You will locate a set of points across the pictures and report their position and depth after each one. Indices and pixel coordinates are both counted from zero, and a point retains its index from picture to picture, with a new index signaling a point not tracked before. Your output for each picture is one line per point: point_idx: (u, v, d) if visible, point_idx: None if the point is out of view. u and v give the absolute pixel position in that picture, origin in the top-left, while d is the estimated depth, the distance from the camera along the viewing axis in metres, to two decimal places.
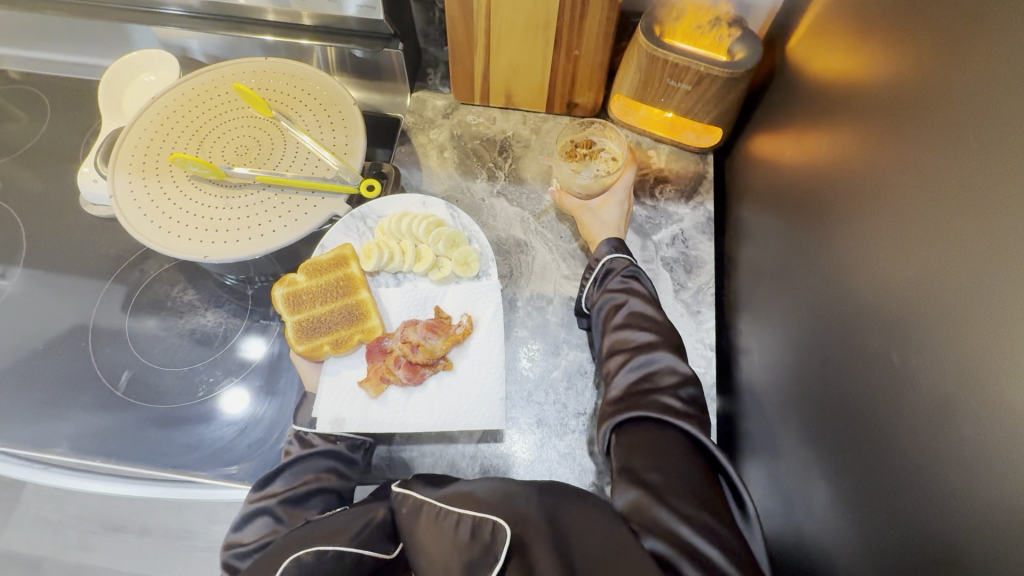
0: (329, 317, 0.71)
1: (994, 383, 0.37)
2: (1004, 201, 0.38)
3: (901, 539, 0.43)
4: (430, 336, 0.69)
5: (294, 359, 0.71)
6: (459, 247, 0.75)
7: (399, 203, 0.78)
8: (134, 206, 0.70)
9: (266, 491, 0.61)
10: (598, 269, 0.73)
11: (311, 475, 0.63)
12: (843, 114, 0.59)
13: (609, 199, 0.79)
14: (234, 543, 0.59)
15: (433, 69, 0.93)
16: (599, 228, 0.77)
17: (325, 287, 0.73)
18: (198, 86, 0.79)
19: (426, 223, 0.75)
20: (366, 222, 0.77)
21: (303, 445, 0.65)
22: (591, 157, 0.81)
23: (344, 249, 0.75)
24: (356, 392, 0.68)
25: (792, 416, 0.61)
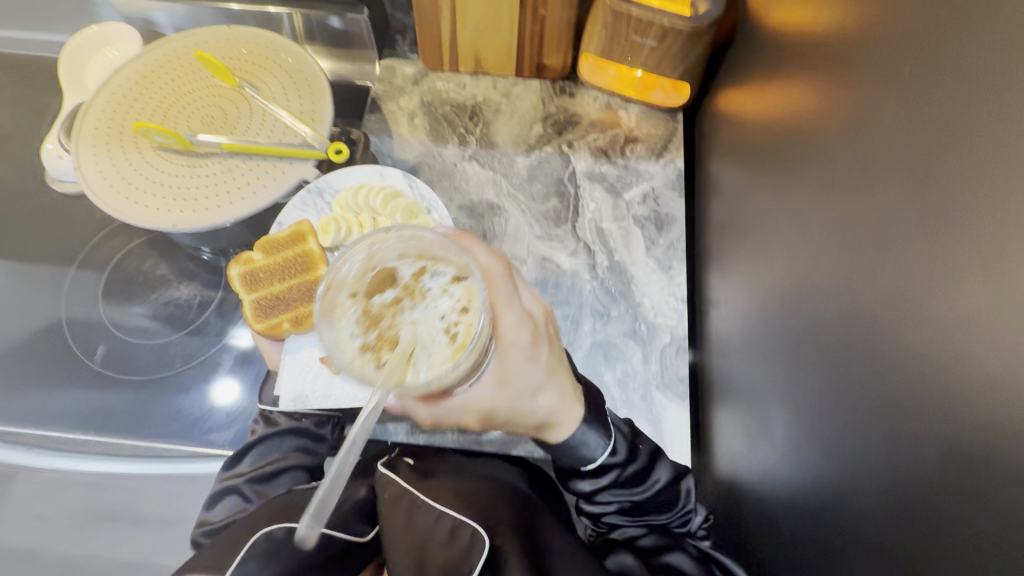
0: (288, 294, 0.70)
1: (935, 301, 0.38)
2: (948, 128, 0.39)
3: (855, 459, 0.45)
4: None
5: (256, 338, 0.71)
6: (419, 218, 0.74)
7: (356, 176, 0.76)
8: (99, 176, 0.70)
9: (233, 470, 0.66)
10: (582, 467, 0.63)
11: (277, 454, 0.66)
12: (804, 62, 0.60)
13: (507, 351, 0.58)
14: (205, 521, 0.64)
15: (401, 36, 0.92)
16: (527, 418, 0.60)
17: (283, 265, 0.72)
18: (159, 55, 0.77)
19: (384, 195, 0.74)
20: (324, 197, 0.75)
21: (268, 424, 0.68)
22: (421, 295, 0.57)
23: (302, 225, 0.73)
24: (319, 368, 0.68)
25: (759, 359, 0.63)
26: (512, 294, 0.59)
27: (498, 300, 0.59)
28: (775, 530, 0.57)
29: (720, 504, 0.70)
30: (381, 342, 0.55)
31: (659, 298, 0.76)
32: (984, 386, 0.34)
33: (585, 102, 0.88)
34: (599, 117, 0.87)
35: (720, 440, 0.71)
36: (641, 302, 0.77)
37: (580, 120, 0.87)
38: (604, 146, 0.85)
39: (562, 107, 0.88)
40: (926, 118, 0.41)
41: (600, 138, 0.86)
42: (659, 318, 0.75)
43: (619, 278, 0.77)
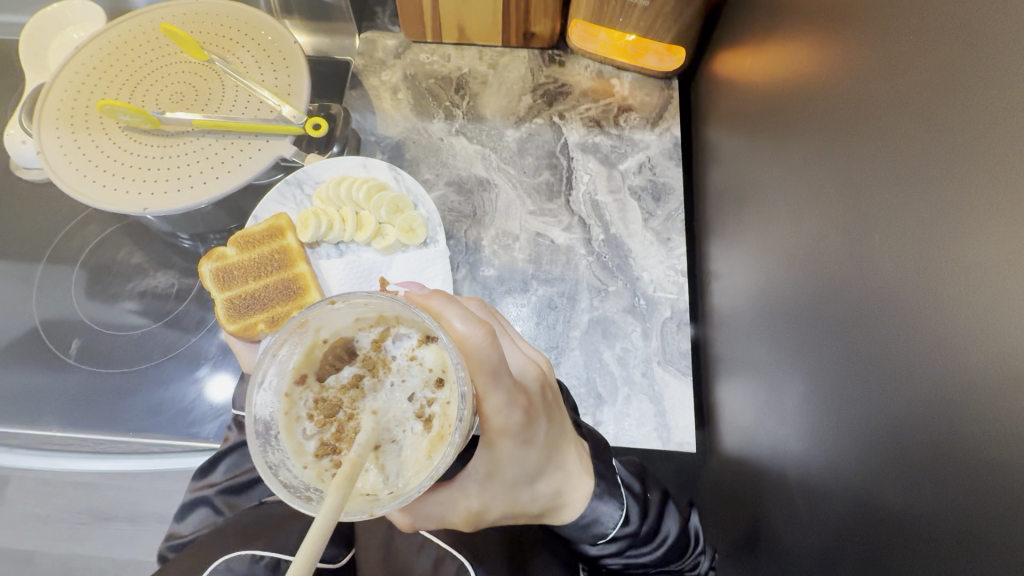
0: (265, 292, 0.68)
1: (959, 249, 0.35)
2: (969, 61, 0.36)
3: (869, 424, 0.42)
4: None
5: (229, 339, 0.68)
6: (403, 213, 0.71)
7: (338, 168, 0.73)
8: (62, 159, 0.66)
9: (205, 480, 0.61)
10: (579, 530, 0.53)
11: (252, 463, 0.61)
12: (805, 13, 0.56)
13: (498, 439, 0.44)
14: (173, 535, 0.59)
15: (382, 7, 0.88)
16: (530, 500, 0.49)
17: (258, 261, 0.69)
18: (123, 30, 0.73)
19: (367, 188, 0.71)
20: (303, 189, 0.73)
21: (242, 431, 0.63)
22: (387, 370, 0.44)
23: (281, 219, 0.71)
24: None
25: (765, 329, 0.60)
26: (500, 365, 0.42)
27: (478, 379, 0.42)
28: (783, 505, 0.54)
29: (725, 482, 0.68)
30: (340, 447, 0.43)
31: (657, 271, 0.74)
32: (1013, 338, 0.31)
33: (576, 71, 0.84)
34: (591, 86, 0.84)
35: (726, 417, 0.68)
36: (640, 276, 0.74)
37: (571, 90, 0.83)
38: (597, 116, 0.82)
39: (552, 76, 0.84)
40: (945, 57, 0.38)
41: (593, 107, 0.82)
42: (658, 292, 0.72)
43: (615, 252, 0.74)
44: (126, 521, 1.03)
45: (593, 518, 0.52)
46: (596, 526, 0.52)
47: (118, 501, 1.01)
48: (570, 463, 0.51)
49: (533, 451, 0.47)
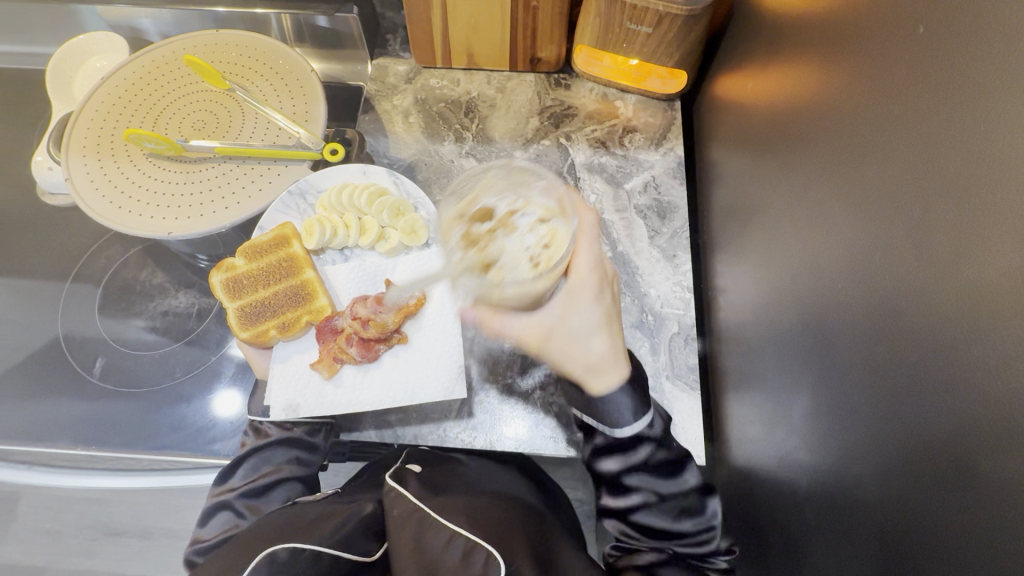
0: (273, 300, 0.68)
1: (959, 273, 0.37)
2: (961, 95, 0.38)
3: (874, 440, 0.43)
4: (379, 311, 0.66)
5: (241, 346, 0.68)
6: (405, 215, 0.73)
7: (338, 175, 0.73)
8: (90, 186, 0.68)
9: (226, 485, 0.62)
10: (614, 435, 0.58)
11: (270, 467, 0.62)
12: (803, 42, 0.59)
13: (578, 287, 0.56)
14: (197, 540, 0.60)
15: (392, 35, 0.91)
16: (582, 347, 0.58)
17: (267, 269, 0.70)
18: (147, 62, 0.76)
19: (368, 193, 0.72)
20: (307, 199, 0.72)
21: (258, 436, 0.64)
22: (506, 227, 0.51)
23: (286, 227, 0.71)
24: (309, 376, 0.65)
25: (770, 345, 0.62)
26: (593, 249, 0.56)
27: (581, 240, 0.55)
28: (792, 514, 0.55)
29: (733, 495, 0.69)
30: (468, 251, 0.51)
31: (664, 288, 0.76)
32: (1008, 356, 0.33)
33: (581, 94, 0.87)
34: (596, 108, 0.86)
35: (733, 428, 0.70)
36: (647, 293, 0.76)
37: (577, 112, 0.86)
38: (602, 137, 0.84)
39: (558, 99, 0.87)
40: (934, 87, 0.40)
41: (598, 129, 0.85)
42: (665, 308, 0.74)
43: (622, 269, 0.76)
44: (135, 537, 1.06)
45: (619, 410, 0.57)
46: (621, 428, 0.57)
47: (128, 517, 1.03)
48: (615, 336, 0.58)
49: (597, 300, 0.57)
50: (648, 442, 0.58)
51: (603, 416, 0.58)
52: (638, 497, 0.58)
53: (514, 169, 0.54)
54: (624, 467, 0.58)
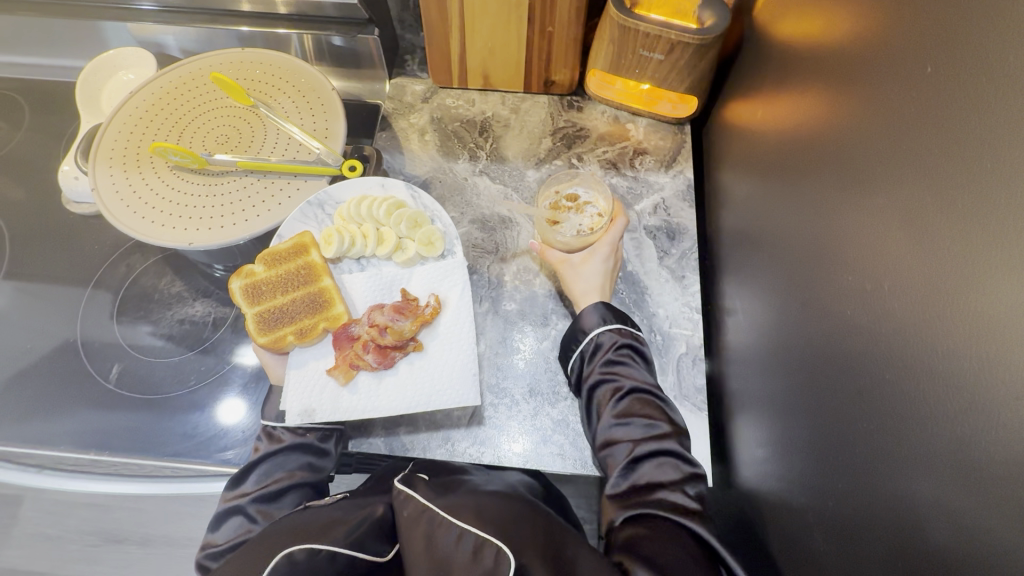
0: (292, 306, 0.70)
1: (967, 303, 0.37)
2: (967, 130, 0.39)
3: (882, 465, 0.44)
4: (396, 319, 0.68)
5: (258, 352, 0.69)
6: (422, 227, 0.75)
7: (357, 186, 0.76)
8: (115, 197, 0.70)
9: (238, 490, 0.62)
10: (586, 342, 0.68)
11: (283, 472, 0.63)
12: (812, 72, 0.61)
13: (601, 240, 0.73)
14: (208, 544, 0.60)
15: (410, 56, 0.94)
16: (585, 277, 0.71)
17: (286, 276, 0.71)
18: (174, 78, 0.79)
19: (386, 205, 0.74)
20: (325, 209, 0.74)
21: (271, 441, 0.65)
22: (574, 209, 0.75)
23: (304, 236, 0.72)
24: (325, 382, 0.67)
25: (778, 368, 0.63)
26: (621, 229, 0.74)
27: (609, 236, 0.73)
28: (799, 538, 0.55)
29: (740, 518, 0.69)
30: (553, 208, 0.75)
31: (672, 308, 0.76)
32: (1015, 387, 0.33)
33: (593, 116, 0.89)
34: (608, 130, 0.88)
35: (741, 449, 0.70)
36: (656, 312, 0.76)
37: (589, 133, 0.88)
38: (613, 158, 0.86)
39: (570, 121, 0.89)
40: (939, 119, 0.42)
41: (609, 150, 0.87)
42: (674, 328, 0.75)
43: (632, 288, 0.77)
44: (136, 544, 1.06)
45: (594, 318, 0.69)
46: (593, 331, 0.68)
47: (128, 524, 1.04)
48: (609, 281, 0.73)
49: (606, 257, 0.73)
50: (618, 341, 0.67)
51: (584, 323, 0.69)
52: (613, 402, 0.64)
53: (595, 177, 0.77)
54: (598, 371, 0.66)
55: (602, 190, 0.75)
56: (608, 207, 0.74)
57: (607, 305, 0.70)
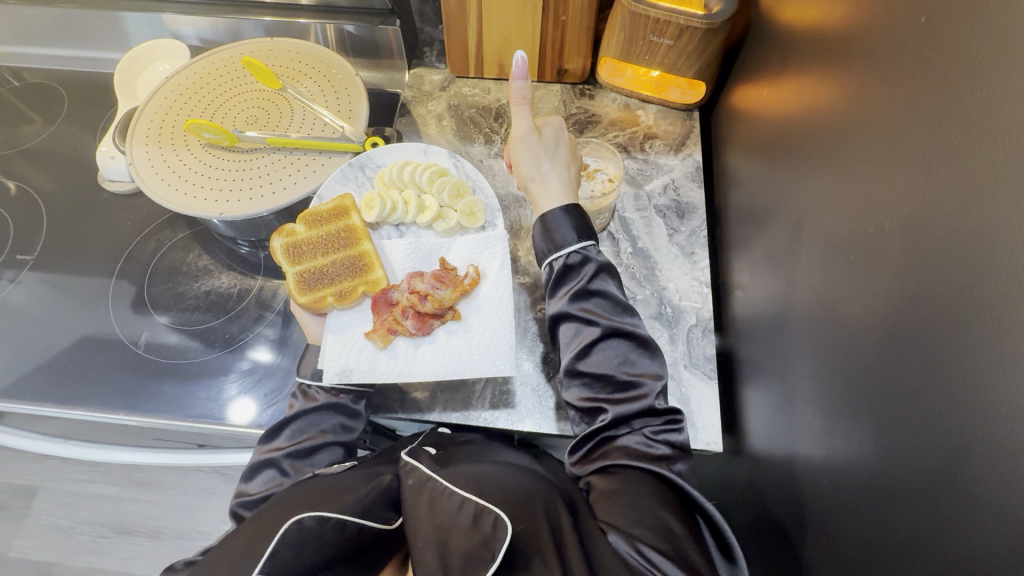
0: (331, 268, 0.73)
1: (959, 246, 0.39)
2: (958, 85, 0.42)
3: (885, 410, 0.45)
4: (436, 287, 0.69)
5: (297, 311, 0.73)
6: (464, 197, 0.77)
7: (399, 153, 0.79)
8: (150, 171, 0.74)
9: (272, 444, 0.66)
10: (557, 266, 0.68)
11: (316, 431, 0.66)
12: (815, 49, 0.64)
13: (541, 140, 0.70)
14: (242, 493, 0.64)
15: (429, 47, 0.98)
16: (531, 162, 0.69)
17: (326, 238, 0.75)
18: (208, 64, 0.83)
19: (429, 172, 0.77)
20: (365, 171, 0.78)
21: (306, 399, 0.68)
22: (586, 176, 0.79)
23: (345, 200, 0.76)
24: (363, 345, 0.69)
25: (785, 336, 0.64)
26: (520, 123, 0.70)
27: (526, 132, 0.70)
28: (805, 494, 0.56)
29: (750, 485, 0.70)
30: None
31: (683, 281, 0.79)
32: (1005, 319, 0.35)
33: (605, 103, 0.93)
34: (618, 116, 0.92)
35: (749, 418, 0.71)
36: (666, 286, 0.79)
37: (600, 119, 0.92)
38: (624, 142, 0.89)
39: (582, 107, 0.93)
40: (936, 73, 0.44)
41: (619, 135, 0.90)
42: (684, 301, 0.77)
43: (643, 263, 0.80)
44: None
45: (558, 223, 0.68)
46: (559, 253, 0.68)
47: None
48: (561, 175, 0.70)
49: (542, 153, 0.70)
50: (591, 267, 0.67)
51: (551, 238, 0.68)
52: (583, 340, 0.65)
53: (605, 146, 0.80)
54: (569, 302, 0.66)
55: (611, 157, 0.79)
56: (619, 172, 0.78)
57: (571, 208, 0.69)
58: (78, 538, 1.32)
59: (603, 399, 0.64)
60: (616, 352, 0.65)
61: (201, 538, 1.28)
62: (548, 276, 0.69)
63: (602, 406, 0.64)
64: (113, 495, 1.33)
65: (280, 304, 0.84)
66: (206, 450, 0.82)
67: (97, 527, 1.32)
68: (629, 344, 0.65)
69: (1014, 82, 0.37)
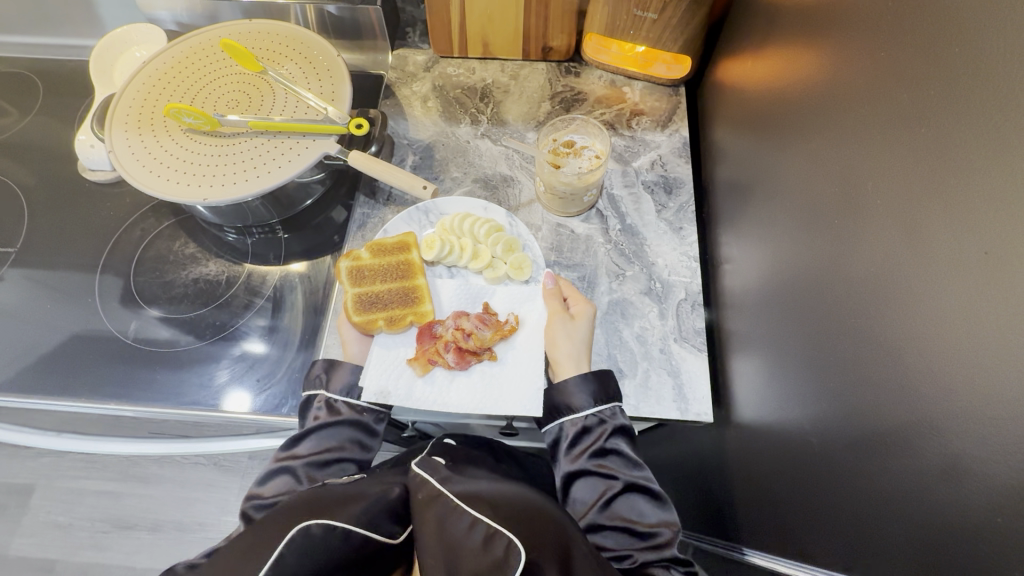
0: (387, 295, 0.73)
1: (945, 210, 0.39)
2: (942, 49, 0.41)
3: (871, 374, 0.46)
4: (480, 325, 0.70)
5: (345, 328, 0.73)
6: (515, 253, 0.77)
7: (462, 204, 0.80)
8: (131, 158, 0.73)
9: (292, 451, 0.66)
10: (573, 427, 0.65)
11: (335, 444, 0.66)
12: (799, 18, 0.63)
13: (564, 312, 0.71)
14: (256, 496, 0.63)
15: (411, 28, 0.97)
16: (564, 340, 0.68)
17: (386, 268, 0.75)
18: (186, 48, 0.82)
19: (488, 225, 0.77)
20: (428, 217, 0.80)
21: (330, 411, 0.67)
22: (573, 153, 0.79)
23: (409, 237, 0.77)
24: (403, 369, 0.69)
25: (769, 307, 0.66)
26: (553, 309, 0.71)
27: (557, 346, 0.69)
28: (792, 461, 0.58)
29: (739, 453, 0.71)
30: (554, 155, 0.79)
31: (672, 256, 0.79)
32: (992, 280, 0.35)
33: (590, 80, 0.92)
34: (604, 93, 0.91)
35: (738, 389, 0.72)
36: (655, 262, 0.79)
37: (586, 97, 0.91)
38: (611, 119, 0.89)
39: (568, 85, 0.92)
40: (931, 28, 0.43)
41: (606, 112, 0.90)
42: (673, 276, 0.78)
43: (632, 240, 0.80)
44: None
45: (575, 389, 0.66)
46: (580, 415, 0.65)
47: None
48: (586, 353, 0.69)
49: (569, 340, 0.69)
50: (606, 427, 0.65)
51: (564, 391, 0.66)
52: (601, 496, 0.62)
53: (591, 122, 0.80)
54: (587, 461, 0.64)
55: (598, 133, 0.79)
56: (605, 148, 0.78)
57: (595, 376, 0.67)
58: (78, 534, 1.32)
59: (621, 552, 0.60)
60: (636, 507, 0.62)
61: (202, 530, 1.28)
62: (556, 435, 0.67)
63: (627, 555, 0.59)
64: (110, 490, 1.34)
65: (269, 290, 0.84)
66: (200, 440, 0.82)
67: (96, 522, 1.32)
68: (644, 498, 0.62)
69: (1011, 35, 0.36)
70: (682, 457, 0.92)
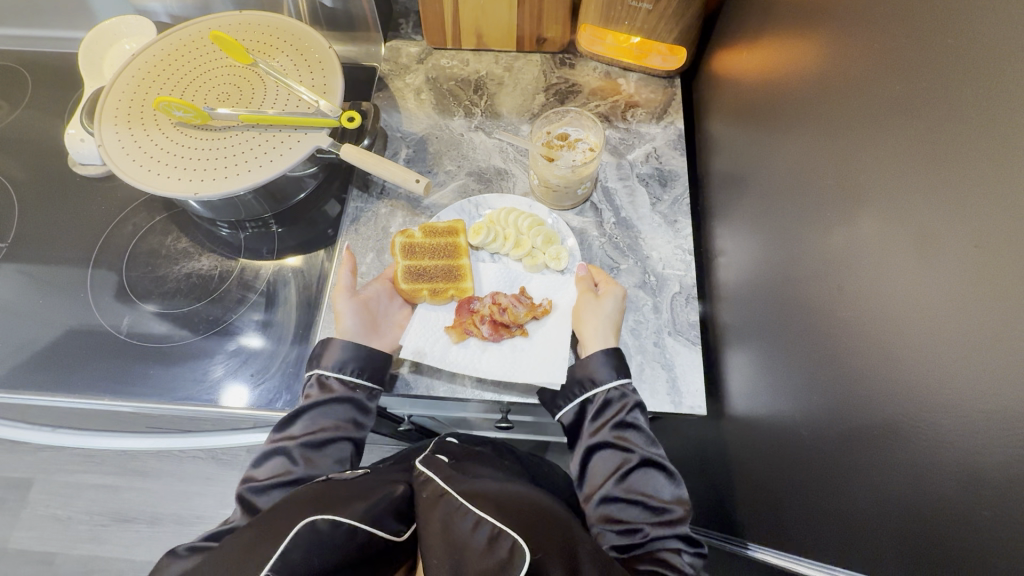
0: (434, 268, 0.75)
1: (937, 201, 0.39)
2: (935, 39, 0.41)
3: (862, 366, 0.46)
4: (517, 303, 0.72)
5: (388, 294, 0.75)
6: (554, 245, 0.77)
7: (510, 199, 0.81)
8: (121, 152, 0.72)
9: (286, 432, 0.65)
10: (596, 401, 0.65)
11: (330, 422, 0.65)
12: (795, 8, 0.63)
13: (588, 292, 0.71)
14: (250, 479, 0.62)
15: (404, 19, 0.96)
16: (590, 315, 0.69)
17: (434, 247, 0.77)
18: (175, 40, 0.81)
19: (533, 220, 0.78)
20: (479, 210, 0.81)
21: (322, 389, 0.67)
22: (567, 146, 0.78)
23: (459, 224, 0.78)
24: (440, 334, 0.72)
25: (764, 299, 0.65)
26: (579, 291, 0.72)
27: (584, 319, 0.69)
28: (785, 453, 0.58)
29: (733, 446, 0.71)
30: (547, 147, 0.78)
31: (666, 249, 0.79)
32: (985, 271, 0.35)
33: (585, 72, 0.91)
34: (599, 85, 0.91)
35: (731, 381, 0.72)
36: (649, 255, 0.79)
37: (581, 89, 0.90)
38: (606, 112, 0.88)
39: (562, 77, 0.91)
40: (928, 19, 0.42)
41: (601, 104, 0.89)
42: (668, 269, 0.78)
43: (627, 233, 0.80)
44: None
45: (597, 364, 0.66)
46: (602, 388, 0.65)
47: None
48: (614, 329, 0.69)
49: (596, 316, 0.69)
50: (628, 402, 0.64)
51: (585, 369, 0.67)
52: (618, 470, 0.62)
53: (585, 114, 0.80)
54: (608, 434, 0.63)
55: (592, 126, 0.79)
56: (600, 141, 0.77)
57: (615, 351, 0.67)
58: (77, 528, 1.32)
59: (632, 527, 0.60)
60: (653, 484, 0.61)
61: (201, 523, 1.29)
62: (579, 405, 0.66)
63: (638, 528, 0.59)
64: (109, 484, 1.34)
65: (263, 285, 0.83)
66: (196, 434, 0.82)
67: (95, 516, 1.32)
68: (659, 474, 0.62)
69: (1007, 26, 0.35)
70: (677, 449, 0.93)
